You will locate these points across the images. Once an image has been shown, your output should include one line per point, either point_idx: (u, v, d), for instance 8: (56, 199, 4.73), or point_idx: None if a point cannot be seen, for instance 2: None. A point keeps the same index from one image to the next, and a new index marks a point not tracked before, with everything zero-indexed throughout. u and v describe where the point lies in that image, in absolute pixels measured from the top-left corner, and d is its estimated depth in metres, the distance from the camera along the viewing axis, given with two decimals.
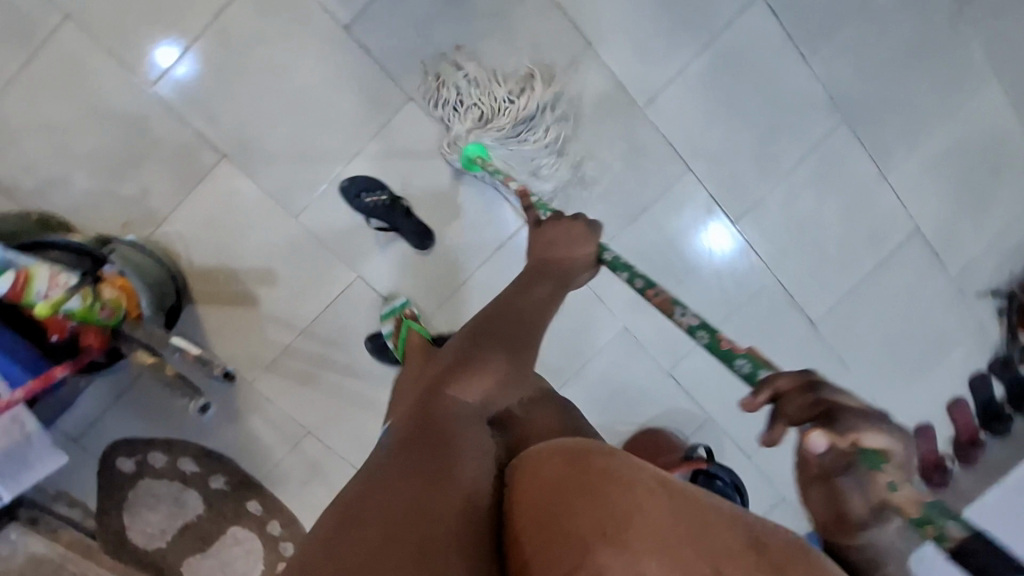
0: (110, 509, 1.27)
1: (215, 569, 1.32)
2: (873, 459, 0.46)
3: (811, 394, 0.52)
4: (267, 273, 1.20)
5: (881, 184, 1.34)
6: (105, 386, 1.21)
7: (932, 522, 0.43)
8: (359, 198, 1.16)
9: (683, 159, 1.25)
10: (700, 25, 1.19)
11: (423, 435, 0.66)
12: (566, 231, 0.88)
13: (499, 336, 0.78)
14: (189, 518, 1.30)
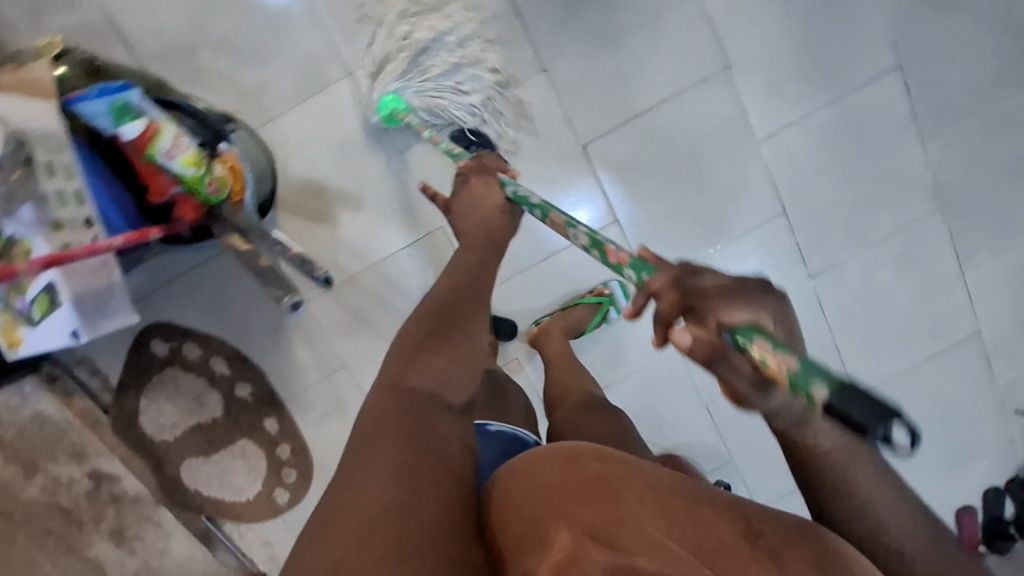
0: (129, 389, 1.25)
1: (215, 476, 1.31)
2: (737, 339, 0.44)
3: (679, 282, 0.49)
4: (353, 200, 1.19)
5: (961, 279, 1.34)
6: (163, 266, 1.20)
7: (799, 386, 0.41)
8: (468, 151, 1.16)
9: (781, 203, 1.26)
10: (835, 78, 1.20)
11: (384, 434, 0.63)
12: (486, 192, 0.91)
13: (448, 324, 0.73)
14: (204, 419, 1.28)
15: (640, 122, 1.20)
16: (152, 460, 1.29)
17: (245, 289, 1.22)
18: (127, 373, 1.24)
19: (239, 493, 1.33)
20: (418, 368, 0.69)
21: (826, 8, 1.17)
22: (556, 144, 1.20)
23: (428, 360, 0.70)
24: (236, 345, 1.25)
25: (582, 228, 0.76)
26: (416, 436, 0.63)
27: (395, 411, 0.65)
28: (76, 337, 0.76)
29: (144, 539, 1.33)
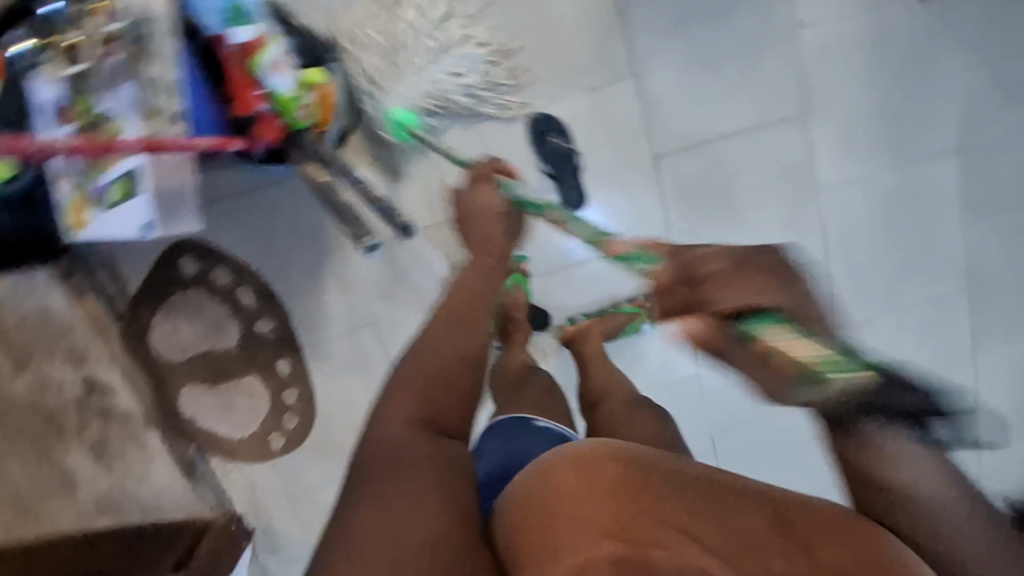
0: (147, 301, 1.22)
1: (214, 406, 1.29)
2: (755, 326, 0.51)
3: (679, 277, 0.57)
4: (420, 161, 1.18)
5: (972, 362, 1.39)
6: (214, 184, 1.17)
7: (825, 367, 0.47)
8: (544, 136, 1.17)
9: (826, 254, 1.29)
10: (902, 146, 1.24)
11: (387, 462, 0.61)
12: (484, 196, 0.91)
13: (452, 347, 0.69)
14: (217, 348, 1.25)
15: (714, 148, 1.21)
16: (155, 379, 1.26)
17: (289, 225, 1.19)
18: (148, 284, 1.21)
19: (235, 429, 1.31)
20: (420, 391, 0.65)
21: (910, 78, 1.21)
22: (628, 150, 1.20)
23: (431, 379, 0.66)
24: (267, 280, 1.22)
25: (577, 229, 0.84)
26: (424, 462, 0.61)
27: (402, 439, 0.63)
28: (149, 230, 0.72)
29: (124, 459, 1.28)
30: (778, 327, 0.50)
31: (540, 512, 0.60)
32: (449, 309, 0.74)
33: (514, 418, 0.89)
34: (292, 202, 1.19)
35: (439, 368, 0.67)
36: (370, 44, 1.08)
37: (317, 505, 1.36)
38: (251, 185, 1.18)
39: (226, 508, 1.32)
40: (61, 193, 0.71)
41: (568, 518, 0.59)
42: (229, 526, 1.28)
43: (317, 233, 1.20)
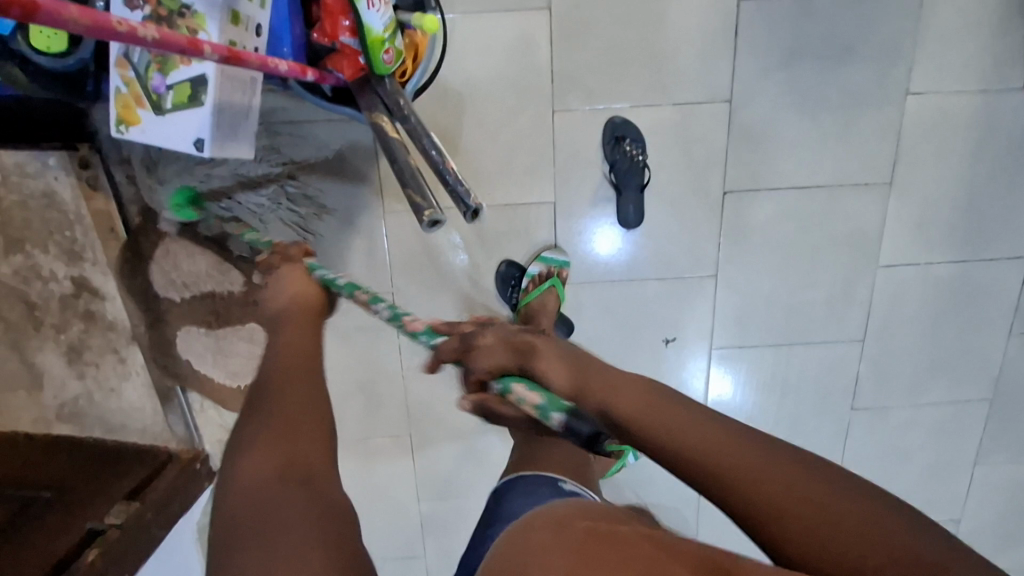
0: (149, 234, 1.15)
1: (210, 350, 1.26)
2: (501, 387, 0.69)
3: (459, 338, 0.74)
4: (486, 136, 1.10)
5: (969, 468, 1.37)
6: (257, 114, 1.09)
7: (543, 412, 0.66)
8: (619, 142, 1.09)
9: (866, 330, 1.25)
10: (969, 241, 1.20)
11: (261, 516, 0.57)
12: (295, 274, 0.92)
13: (295, 398, 0.69)
14: (219, 289, 1.22)
15: (790, 197, 1.15)
16: (150, 317, 1.21)
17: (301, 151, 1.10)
18: (151, 221, 1.14)
19: (230, 376, 1.29)
20: (269, 454, 0.64)
21: (1001, 176, 1.16)
22: (700, 178, 1.14)
23: (280, 441, 0.65)
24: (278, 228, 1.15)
25: (384, 302, 0.88)
26: (298, 508, 0.58)
27: (259, 494, 0.60)
28: (199, 147, 0.64)
29: (98, 369, 1.21)
30: (520, 381, 0.69)
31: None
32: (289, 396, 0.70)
33: (542, 476, 0.93)
34: (318, 134, 1.09)
35: (284, 433, 0.66)
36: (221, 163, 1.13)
37: None
38: (275, 111, 1.07)
39: (192, 443, 1.29)
40: (114, 81, 0.63)
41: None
42: (190, 461, 1.24)
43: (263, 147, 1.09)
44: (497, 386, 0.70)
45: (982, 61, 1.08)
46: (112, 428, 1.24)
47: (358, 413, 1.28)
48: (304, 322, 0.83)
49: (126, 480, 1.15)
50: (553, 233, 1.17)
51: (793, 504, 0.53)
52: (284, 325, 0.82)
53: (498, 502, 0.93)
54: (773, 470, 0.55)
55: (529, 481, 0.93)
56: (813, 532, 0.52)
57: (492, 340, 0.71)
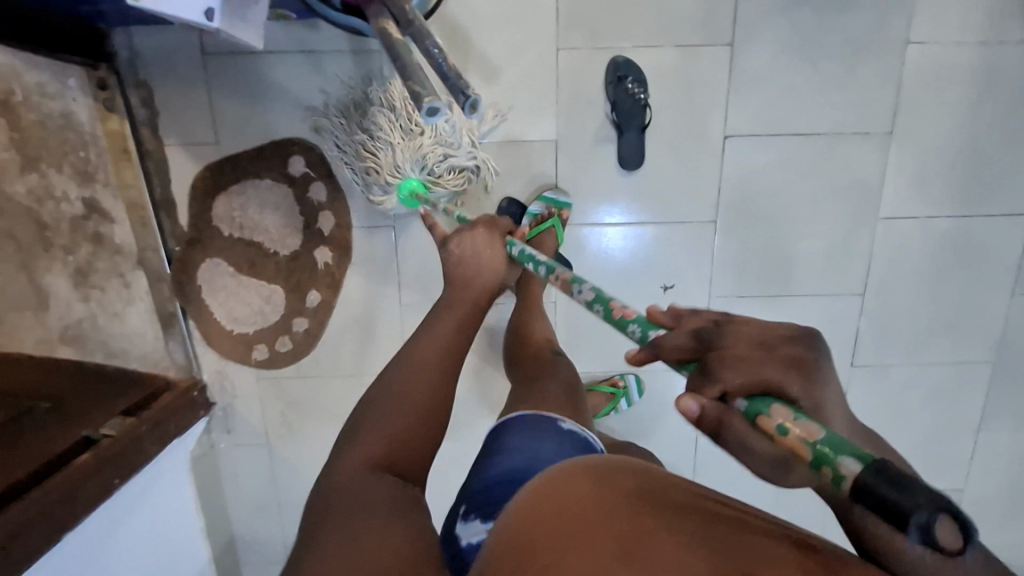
0: (212, 171, 1.18)
1: (227, 291, 1.25)
2: (751, 406, 0.52)
3: (689, 334, 0.60)
4: (492, 71, 1.13)
5: (971, 435, 1.35)
6: (295, 31, 1.09)
7: (823, 459, 0.46)
8: (621, 82, 1.10)
9: (865, 285, 1.25)
10: (972, 196, 1.20)
11: (355, 500, 0.68)
12: (472, 240, 0.97)
13: (414, 390, 0.80)
14: (269, 245, 1.22)
15: (789, 143, 1.16)
16: (191, 235, 1.22)
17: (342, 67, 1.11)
18: (230, 163, 1.17)
19: (231, 321, 1.27)
20: (377, 441, 0.76)
21: (1004, 130, 1.16)
22: (702, 122, 1.15)
23: (389, 435, 0.76)
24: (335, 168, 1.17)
25: (587, 283, 0.82)
26: (387, 498, 0.69)
27: (361, 479, 0.71)
28: (210, 18, 0.70)
29: (103, 293, 1.23)
30: (787, 404, 0.51)
31: (534, 518, 0.53)
32: (406, 382, 0.81)
33: (543, 416, 0.87)
34: (339, 57, 1.11)
35: (389, 433, 0.76)
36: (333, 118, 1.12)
37: (282, 396, 1.32)
38: (291, 42, 1.10)
39: (191, 372, 1.30)
40: None
41: (568, 531, 0.51)
42: (188, 389, 1.26)
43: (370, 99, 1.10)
44: (744, 405, 0.52)
45: (982, 12, 1.09)
46: (113, 352, 1.27)
47: (354, 350, 1.29)
48: (462, 309, 0.91)
49: (122, 399, 1.17)
50: (553, 170, 1.18)
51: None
52: (432, 318, 0.90)
53: (496, 436, 0.86)
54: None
55: (528, 420, 0.86)
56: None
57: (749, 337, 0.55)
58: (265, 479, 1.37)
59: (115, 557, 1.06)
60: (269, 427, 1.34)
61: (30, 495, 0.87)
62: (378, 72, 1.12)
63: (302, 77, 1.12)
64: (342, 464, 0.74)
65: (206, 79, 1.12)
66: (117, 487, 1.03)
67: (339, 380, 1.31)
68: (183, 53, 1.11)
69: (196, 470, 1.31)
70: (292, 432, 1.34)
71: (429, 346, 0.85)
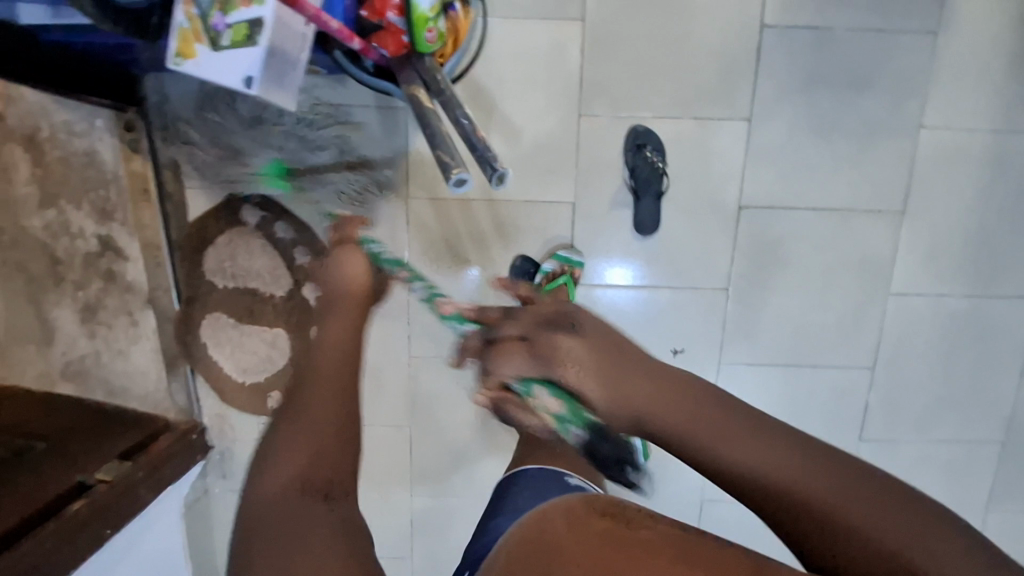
0: (218, 220, 1.19)
1: (232, 341, 1.25)
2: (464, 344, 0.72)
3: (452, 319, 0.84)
4: (513, 133, 1.14)
5: (977, 513, 1.34)
6: (318, 86, 1.11)
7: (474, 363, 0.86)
8: (640, 150, 1.13)
9: (876, 358, 1.25)
10: (982, 276, 1.21)
11: (275, 526, 0.58)
12: (343, 260, 0.78)
13: (321, 403, 0.65)
14: (263, 290, 1.22)
15: (803, 216, 1.18)
16: (189, 293, 1.23)
17: (361, 123, 1.13)
18: (229, 206, 1.18)
19: (240, 372, 1.25)
20: (295, 448, 0.63)
21: (1014, 214, 1.18)
22: (717, 191, 1.17)
23: (305, 442, 0.63)
24: (294, 206, 1.18)
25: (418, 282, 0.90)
26: (317, 522, 0.59)
27: (278, 499, 0.60)
28: (249, 85, 0.71)
29: (110, 329, 1.22)
30: (547, 387, 0.55)
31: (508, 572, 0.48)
32: (322, 380, 0.67)
33: (546, 472, 0.88)
34: (359, 111, 1.12)
35: (304, 440, 0.63)
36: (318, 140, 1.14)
37: None
38: (317, 91, 1.11)
39: (191, 414, 1.28)
40: (179, 18, 0.70)
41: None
42: (187, 432, 1.23)
43: (375, 150, 1.14)
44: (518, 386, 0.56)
45: (993, 104, 1.13)
46: (113, 390, 1.24)
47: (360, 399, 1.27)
48: (347, 317, 0.73)
49: (121, 439, 1.14)
50: (569, 231, 1.19)
51: (919, 552, 0.45)
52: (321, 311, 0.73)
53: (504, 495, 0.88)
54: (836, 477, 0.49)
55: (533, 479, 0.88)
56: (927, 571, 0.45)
57: (585, 355, 0.55)
58: None
59: None
60: None
61: (22, 544, 0.84)
62: (394, 130, 1.13)
63: (318, 128, 1.13)
64: (255, 473, 0.63)
65: (226, 123, 1.14)
66: (110, 535, 0.99)
67: None
68: (209, 102, 1.13)
69: (188, 516, 1.26)
70: None
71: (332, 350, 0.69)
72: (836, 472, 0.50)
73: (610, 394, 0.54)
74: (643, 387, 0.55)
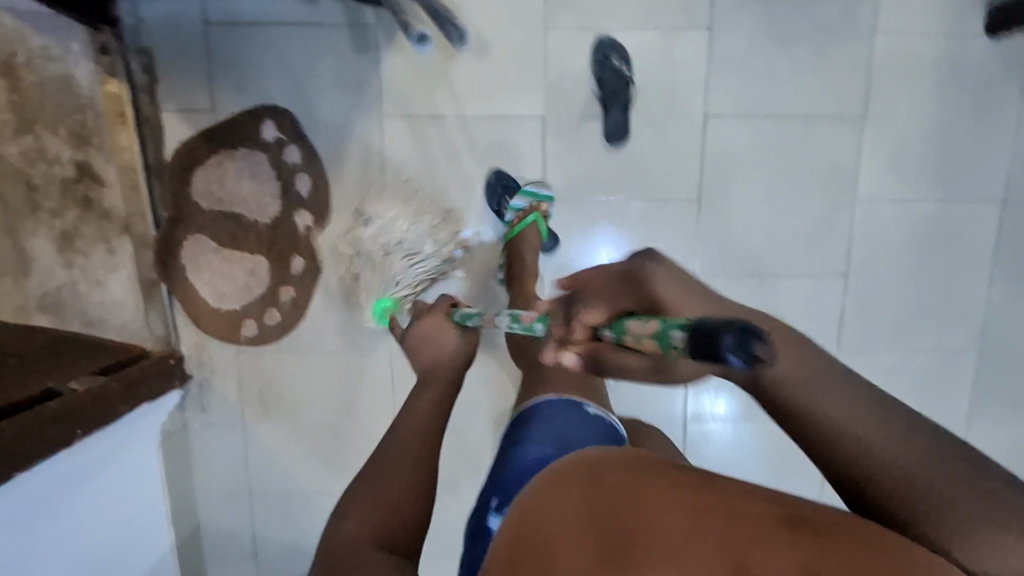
0: (202, 143, 1.20)
1: (211, 267, 1.24)
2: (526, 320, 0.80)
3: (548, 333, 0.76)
4: (482, 48, 1.17)
5: (960, 425, 1.34)
6: (293, 7, 1.14)
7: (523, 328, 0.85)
8: (606, 59, 1.15)
9: (848, 267, 1.27)
10: (946, 180, 1.24)
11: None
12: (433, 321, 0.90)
13: (401, 457, 0.73)
14: (248, 215, 1.22)
15: (768, 124, 1.21)
16: (173, 214, 1.22)
17: (338, 42, 1.16)
18: (220, 127, 1.19)
19: (217, 298, 1.25)
20: (371, 511, 0.68)
21: (971, 117, 1.22)
22: (683, 101, 1.20)
23: (384, 502, 0.69)
24: (292, 126, 1.19)
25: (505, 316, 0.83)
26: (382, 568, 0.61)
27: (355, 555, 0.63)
28: None
29: (87, 259, 1.22)
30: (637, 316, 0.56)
31: (522, 534, 0.54)
32: (402, 445, 0.75)
33: (565, 400, 0.83)
34: (336, 31, 1.16)
35: (384, 499, 0.70)
36: (298, 62, 1.17)
37: (261, 372, 1.28)
38: (298, 12, 1.15)
39: (169, 343, 1.27)
40: None
41: (549, 534, 0.52)
42: (164, 357, 1.23)
43: (353, 69, 1.17)
44: (610, 330, 0.58)
45: (942, 7, 1.17)
46: (91, 322, 1.24)
47: (339, 325, 1.26)
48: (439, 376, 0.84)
49: (94, 361, 1.14)
50: (541, 146, 1.21)
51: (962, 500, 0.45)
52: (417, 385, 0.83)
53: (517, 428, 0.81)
54: (908, 441, 0.48)
55: (548, 409, 0.81)
56: (968, 547, 0.44)
57: (667, 283, 0.56)
58: (238, 463, 1.31)
59: (64, 519, 0.98)
60: (245, 405, 1.29)
61: None
62: (371, 47, 1.16)
63: (296, 49, 1.16)
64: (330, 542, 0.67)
65: (205, 45, 1.16)
66: (80, 437, 0.99)
67: (320, 357, 1.27)
68: (188, 24, 1.16)
69: (165, 448, 1.25)
70: (269, 412, 1.29)
71: (416, 413, 0.78)
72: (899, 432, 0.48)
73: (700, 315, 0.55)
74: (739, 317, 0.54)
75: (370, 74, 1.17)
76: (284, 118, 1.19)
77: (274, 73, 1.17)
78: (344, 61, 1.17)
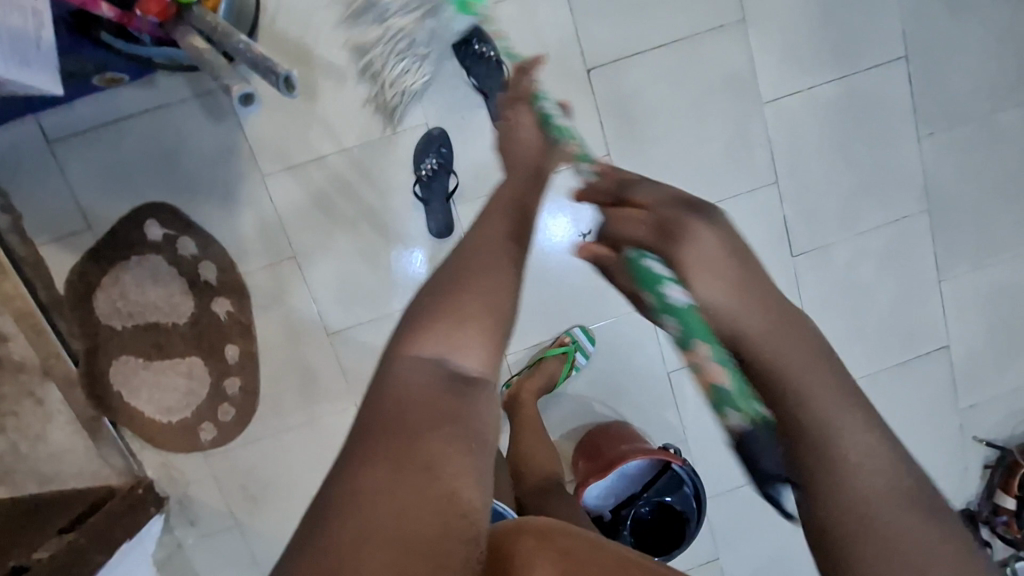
0: (91, 264, 1.13)
1: (147, 383, 1.18)
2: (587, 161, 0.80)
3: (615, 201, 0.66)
4: (340, 74, 1.10)
5: (933, 287, 1.33)
6: (134, 96, 1.07)
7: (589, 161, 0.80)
8: (468, 45, 1.10)
9: (777, 172, 1.23)
10: (844, 55, 1.20)
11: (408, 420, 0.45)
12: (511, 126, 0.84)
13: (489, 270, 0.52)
14: (165, 320, 1.16)
15: (652, 57, 1.16)
16: (88, 344, 1.15)
17: (191, 116, 1.09)
18: (104, 242, 1.12)
19: (164, 413, 1.19)
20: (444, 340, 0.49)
21: None
22: (559, 61, 1.14)
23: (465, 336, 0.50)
24: (178, 219, 1.13)
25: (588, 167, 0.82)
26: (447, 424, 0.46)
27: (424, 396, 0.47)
28: None
29: (19, 417, 1.16)
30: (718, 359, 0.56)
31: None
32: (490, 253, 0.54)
33: None
34: (185, 106, 1.08)
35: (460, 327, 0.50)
36: (158, 149, 1.10)
37: (236, 470, 1.23)
38: (139, 100, 1.08)
39: (134, 472, 1.21)
40: None
41: None
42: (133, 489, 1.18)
43: (216, 136, 1.10)
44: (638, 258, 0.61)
45: None
46: (46, 478, 1.18)
47: (295, 397, 1.21)
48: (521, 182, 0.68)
49: (58, 520, 1.07)
50: None
51: (875, 473, 0.44)
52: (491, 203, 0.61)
53: None
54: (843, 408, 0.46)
55: None
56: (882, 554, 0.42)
57: (708, 248, 0.55)
58: (245, 564, 1.27)
59: None
60: (231, 505, 1.24)
61: None
62: (225, 110, 1.09)
63: (152, 135, 1.09)
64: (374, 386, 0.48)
65: (55, 163, 1.09)
66: None
67: (288, 435, 1.22)
68: (31, 149, 1.08)
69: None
70: (258, 504, 1.24)
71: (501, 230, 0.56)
72: (853, 409, 0.47)
73: (714, 292, 0.53)
74: (756, 291, 0.53)
75: (235, 139, 1.10)
76: (164, 213, 1.12)
77: (138, 169, 1.10)
78: (204, 131, 1.10)
